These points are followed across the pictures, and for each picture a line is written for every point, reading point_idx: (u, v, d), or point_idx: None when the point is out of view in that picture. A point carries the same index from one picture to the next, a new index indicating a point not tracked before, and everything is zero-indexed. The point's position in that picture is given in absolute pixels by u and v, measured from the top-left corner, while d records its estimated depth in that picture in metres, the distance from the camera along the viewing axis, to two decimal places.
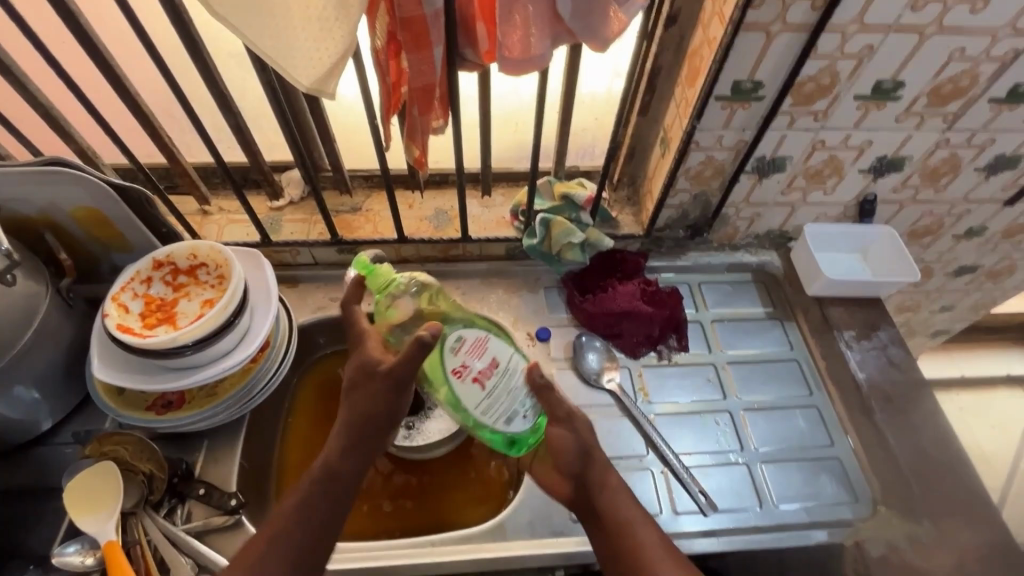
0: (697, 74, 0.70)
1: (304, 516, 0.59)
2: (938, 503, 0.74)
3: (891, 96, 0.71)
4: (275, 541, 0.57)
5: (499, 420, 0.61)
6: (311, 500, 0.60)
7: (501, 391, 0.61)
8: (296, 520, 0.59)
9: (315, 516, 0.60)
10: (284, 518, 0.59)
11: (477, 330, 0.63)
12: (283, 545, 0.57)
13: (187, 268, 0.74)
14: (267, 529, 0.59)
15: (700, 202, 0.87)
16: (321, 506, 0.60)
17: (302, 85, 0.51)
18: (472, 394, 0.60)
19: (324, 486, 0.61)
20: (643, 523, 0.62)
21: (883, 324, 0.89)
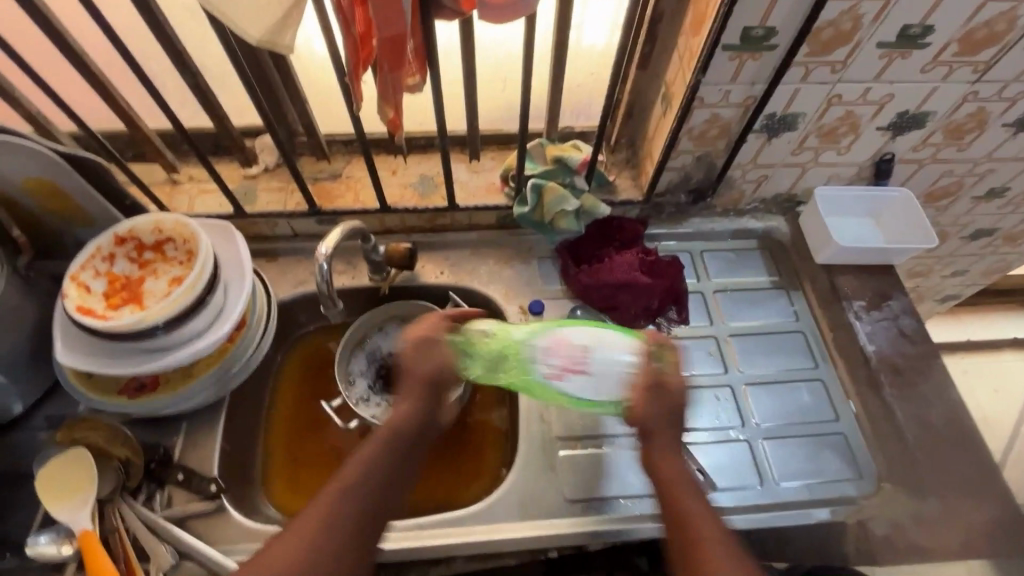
0: (703, 20, 0.63)
1: (369, 479, 0.54)
2: (946, 480, 0.71)
3: (918, 43, 0.64)
4: (334, 512, 0.51)
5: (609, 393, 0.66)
6: (376, 458, 0.55)
7: (602, 364, 0.62)
8: (361, 478, 0.53)
9: (371, 475, 0.54)
10: (348, 480, 0.53)
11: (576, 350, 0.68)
12: (350, 509, 0.52)
13: (153, 243, 0.69)
14: (316, 505, 0.52)
15: (704, 164, 0.81)
16: (378, 462, 0.55)
17: (252, 39, 0.45)
18: (579, 385, 0.62)
19: (392, 447, 0.56)
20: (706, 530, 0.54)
21: (895, 293, 0.84)
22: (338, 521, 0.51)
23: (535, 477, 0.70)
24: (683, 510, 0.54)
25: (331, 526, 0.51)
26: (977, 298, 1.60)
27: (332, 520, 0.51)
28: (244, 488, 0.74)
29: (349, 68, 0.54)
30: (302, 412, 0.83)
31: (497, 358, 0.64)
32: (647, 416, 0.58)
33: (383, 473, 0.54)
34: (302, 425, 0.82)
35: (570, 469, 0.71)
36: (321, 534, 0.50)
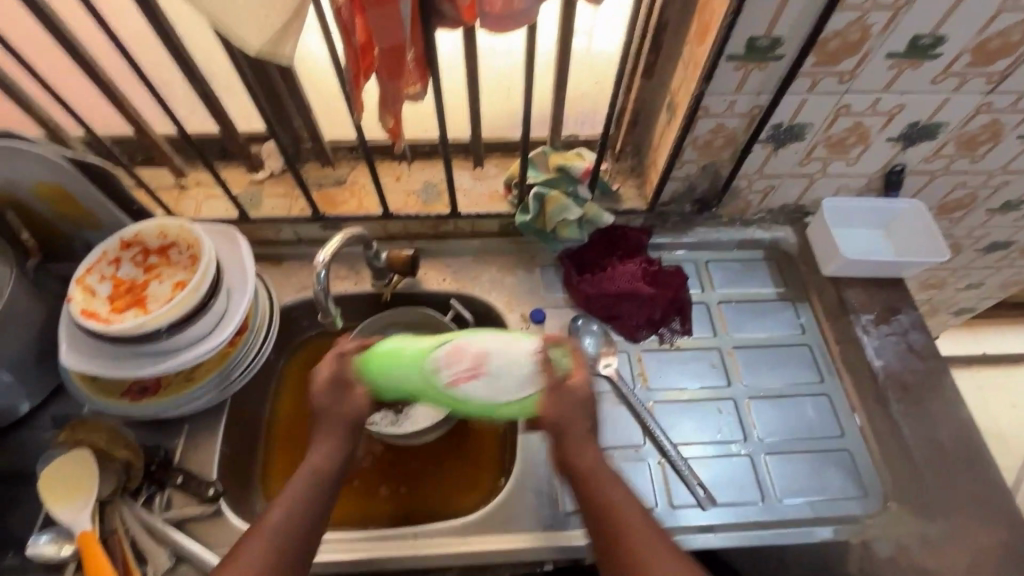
0: (707, 30, 0.62)
1: (304, 515, 0.54)
2: (955, 501, 0.69)
3: (929, 54, 0.63)
4: (260, 550, 0.51)
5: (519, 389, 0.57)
6: (293, 505, 0.54)
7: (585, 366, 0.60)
8: (288, 525, 0.53)
9: (286, 518, 0.53)
10: (275, 525, 0.53)
11: (445, 342, 0.59)
12: (255, 557, 0.51)
13: (158, 248, 0.70)
14: (256, 531, 0.53)
15: (709, 174, 0.80)
16: (302, 504, 0.54)
17: (251, 50, 0.45)
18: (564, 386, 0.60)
19: (301, 491, 0.55)
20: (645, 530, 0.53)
21: (905, 307, 0.82)
22: (269, 544, 0.52)
23: (534, 487, 0.70)
24: (626, 525, 0.53)
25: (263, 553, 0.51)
26: (993, 311, 1.56)
27: (245, 554, 0.51)
28: (243, 492, 0.75)
29: (349, 77, 0.54)
30: (302, 416, 0.83)
31: (410, 372, 0.58)
32: (556, 417, 0.56)
33: (291, 513, 0.54)
34: (303, 429, 0.83)
35: None
36: (254, 563, 0.51)
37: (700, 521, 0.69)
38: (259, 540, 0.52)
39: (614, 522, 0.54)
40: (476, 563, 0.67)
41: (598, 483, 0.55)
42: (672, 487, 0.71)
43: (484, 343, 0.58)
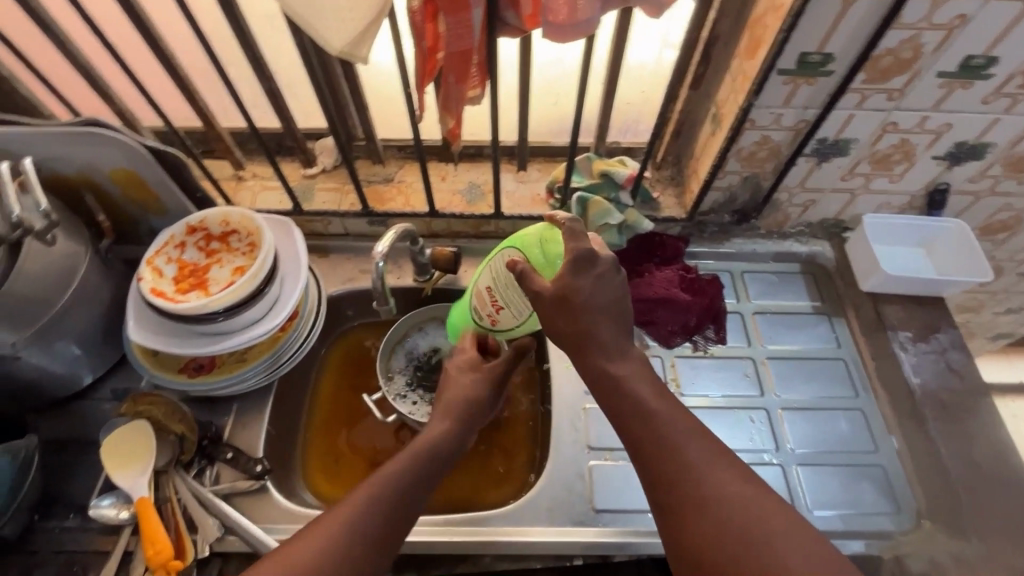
0: (760, 44, 0.64)
1: (388, 521, 0.51)
2: (992, 523, 0.69)
3: (981, 74, 0.63)
4: (343, 531, 0.49)
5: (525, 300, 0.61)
6: (376, 513, 0.51)
7: (505, 291, 0.62)
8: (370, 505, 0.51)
9: (374, 521, 0.51)
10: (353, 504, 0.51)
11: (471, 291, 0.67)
12: (333, 558, 0.47)
13: (220, 234, 0.74)
14: (335, 511, 0.50)
15: (750, 185, 0.81)
16: (381, 509, 0.51)
17: (334, 50, 0.48)
18: (510, 316, 0.64)
19: (382, 493, 0.52)
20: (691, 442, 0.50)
21: (944, 326, 0.82)
22: (353, 547, 0.48)
23: (566, 484, 0.72)
24: (679, 454, 0.49)
25: (336, 560, 0.47)
26: None
27: (326, 557, 0.47)
28: (285, 472, 0.78)
29: (415, 79, 0.57)
30: (343, 403, 0.87)
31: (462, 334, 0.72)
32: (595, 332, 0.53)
33: (380, 519, 0.51)
34: (342, 416, 0.86)
35: (601, 480, 0.72)
36: (335, 540, 0.48)
37: None
38: (332, 543, 0.48)
39: (651, 450, 0.50)
40: (508, 553, 0.68)
41: (645, 418, 0.51)
42: None
43: (484, 282, 0.64)
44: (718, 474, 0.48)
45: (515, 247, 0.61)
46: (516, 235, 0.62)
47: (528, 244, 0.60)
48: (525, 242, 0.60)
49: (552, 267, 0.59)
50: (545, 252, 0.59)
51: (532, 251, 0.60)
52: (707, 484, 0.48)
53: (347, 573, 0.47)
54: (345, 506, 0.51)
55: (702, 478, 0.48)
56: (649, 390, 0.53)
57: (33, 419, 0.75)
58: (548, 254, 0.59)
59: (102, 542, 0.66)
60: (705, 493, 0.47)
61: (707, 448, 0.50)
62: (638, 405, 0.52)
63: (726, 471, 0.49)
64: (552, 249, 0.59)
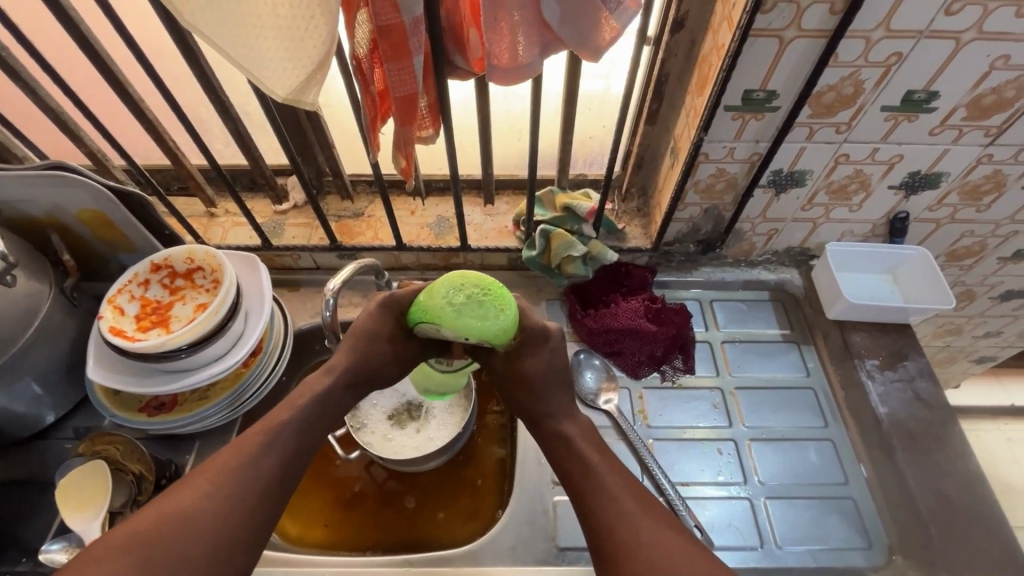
0: (706, 82, 0.65)
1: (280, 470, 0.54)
2: (964, 557, 0.66)
3: (924, 107, 0.64)
4: (195, 516, 0.49)
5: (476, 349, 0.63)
6: (270, 458, 0.54)
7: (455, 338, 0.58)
8: (222, 497, 0.50)
9: (261, 473, 0.53)
10: (213, 489, 0.51)
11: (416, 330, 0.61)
12: (218, 503, 0.50)
13: (184, 272, 0.74)
14: (196, 491, 0.50)
15: (712, 216, 0.82)
16: (270, 458, 0.54)
17: (278, 97, 0.49)
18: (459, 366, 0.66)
19: (278, 441, 0.55)
20: (626, 494, 0.55)
21: (912, 353, 0.81)
22: (242, 494, 0.51)
23: (528, 520, 0.70)
24: (617, 504, 0.54)
25: (224, 507, 0.50)
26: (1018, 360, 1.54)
27: (208, 504, 0.50)
28: None
29: (367, 121, 0.58)
30: None
31: (437, 385, 0.71)
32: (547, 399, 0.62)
33: (268, 469, 0.53)
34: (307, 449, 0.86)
35: (567, 516, 0.71)
36: (187, 528, 0.48)
37: None
38: (216, 492, 0.50)
39: (589, 502, 0.55)
40: None
41: (591, 472, 0.57)
42: None
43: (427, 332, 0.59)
44: (649, 525, 0.52)
45: (437, 314, 0.54)
46: (431, 302, 0.55)
47: (458, 315, 0.53)
48: (451, 312, 0.53)
49: (510, 321, 0.54)
50: (488, 309, 0.53)
51: (465, 316, 0.53)
52: (638, 531, 0.52)
53: (231, 517, 0.50)
54: (236, 454, 0.53)
55: (636, 526, 0.52)
56: (594, 452, 0.59)
57: None
58: (496, 312, 0.53)
59: None
60: (633, 537, 0.51)
61: (641, 501, 0.54)
62: (580, 459, 0.58)
63: (658, 522, 0.53)
64: (493, 299, 0.53)
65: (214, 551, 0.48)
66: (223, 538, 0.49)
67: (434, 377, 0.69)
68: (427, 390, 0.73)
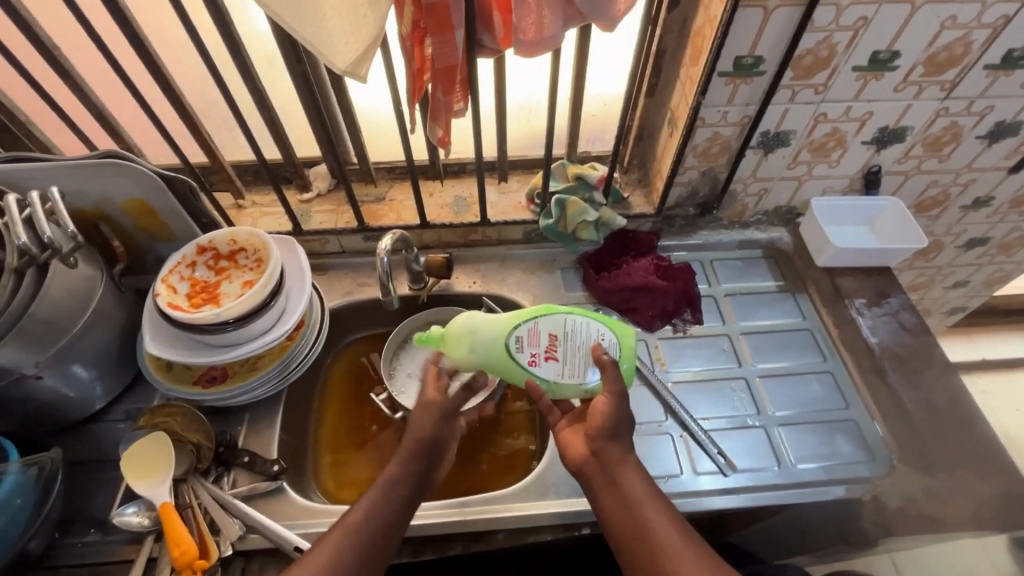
0: (700, 53, 0.74)
1: (399, 501, 0.63)
2: (954, 457, 0.75)
3: (888, 66, 0.74)
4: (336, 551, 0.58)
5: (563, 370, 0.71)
6: (400, 471, 0.65)
7: (572, 354, 0.72)
8: (360, 525, 0.60)
9: (386, 509, 0.62)
10: (349, 524, 0.60)
11: (528, 321, 0.72)
12: (380, 514, 0.61)
13: (228, 253, 0.79)
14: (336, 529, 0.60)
15: (708, 179, 0.91)
16: (387, 497, 0.63)
17: (338, 69, 0.56)
18: (544, 372, 0.71)
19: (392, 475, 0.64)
20: (651, 504, 0.62)
21: (894, 291, 0.90)
22: (370, 527, 0.60)
23: None
24: (643, 510, 0.61)
25: (357, 538, 0.59)
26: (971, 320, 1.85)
27: (341, 539, 0.59)
28: (299, 479, 0.81)
29: (406, 96, 0.65)
30: (349, 412, 0.92)
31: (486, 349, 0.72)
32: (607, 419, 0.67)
33: (392, 506, 0.62)
34: (348, 419, 0.92)
35: None
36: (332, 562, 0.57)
37: (722, 485, 0.75)
38: (349, 529, 0.59)
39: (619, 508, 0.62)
40: (518, 528, 0.73)
41: (617, 480, 0.64)
42: (695, 457, 0.78)
43: (550, 329, 0.72)
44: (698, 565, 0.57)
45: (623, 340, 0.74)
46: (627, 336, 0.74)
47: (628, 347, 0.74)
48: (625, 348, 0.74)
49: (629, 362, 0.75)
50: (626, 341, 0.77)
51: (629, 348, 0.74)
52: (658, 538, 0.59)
53: (364, 546, 0.59)
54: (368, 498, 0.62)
55: (658, 532, 0.60)
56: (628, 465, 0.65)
57: (51, 445, 0.77)
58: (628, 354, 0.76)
59: (125, 552, 0.68)
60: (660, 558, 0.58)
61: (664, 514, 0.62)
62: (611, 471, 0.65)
63: (705, 565, 0.57)
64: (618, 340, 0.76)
65: (374, 556, 0.59)
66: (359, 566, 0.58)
67: (483, 348, 0.72)
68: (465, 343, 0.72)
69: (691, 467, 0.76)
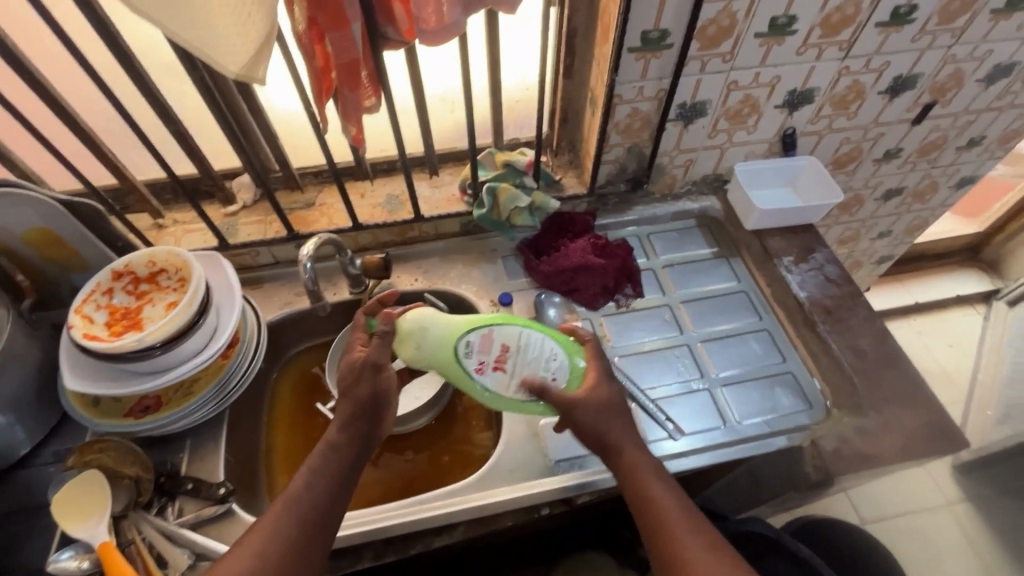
0: (608, 30, 0.75)
1: (341, 470, 0.63)
2: (883, 395, 0.79)
3: (787, 30, 0.77)
4: (279, 527, 0.58)
5: (509, 381, 0.70)
6: (343, 437, 0.65)
7: (522, 366, 0.69)
8: (303, 497, 0.60)
9: (325, 480, 0.62)
10: (294, 497, 0.60)
11: (480, 328, 0.69)
12: (320, 483, 0.61)
13: (147, 275, 0.75)
14: (278, 505, 0.60)
15: (635, 154, 0.92)
16: (328, 470, 0.62)
17: (231, 74, 0.54)
18: (490, 380, 0.70)
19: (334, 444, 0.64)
20: (671, 501, 0.61)
21: (819, 247, 0.95)
22: (310, 499, 0.60)
23: (521, 443, 0.77)
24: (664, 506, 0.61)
25: (297, 511, 0.59)
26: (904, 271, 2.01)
27: (285, 515, 0.58)
28: (252, 499, 0.79)
29: (314, 95, 0.63)
30: (302, 425, 0.91)
31: (435, 353, 0.69)
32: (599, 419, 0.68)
33: (330, 477, 0.62)
34: (299, 433, 0.90)
35: (552, 433, 0.77)
36: (271, 536, 0.57)
37: (674, 450, 0.77)
38: (291, 506, 0.59)
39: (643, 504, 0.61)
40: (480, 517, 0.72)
41: (636, 479, 0.63)
42: (645, 426, 0.79)
43: (504, 339, 0.69)
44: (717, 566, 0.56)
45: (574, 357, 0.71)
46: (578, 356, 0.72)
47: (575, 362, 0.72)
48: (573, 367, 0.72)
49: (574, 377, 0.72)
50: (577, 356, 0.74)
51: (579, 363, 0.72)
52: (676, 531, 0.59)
53: (302, 521, 0.59)
54: (313, 469, 0.62)
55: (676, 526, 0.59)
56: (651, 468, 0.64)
57: None
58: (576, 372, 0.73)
59: None
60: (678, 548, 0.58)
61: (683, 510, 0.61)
62: (636, 471, 0.64)
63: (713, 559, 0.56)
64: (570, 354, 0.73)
65: (316, 525, 0.59)
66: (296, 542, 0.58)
67: (432, 350, 0.69)
68: (415, 341, 0.69)
69: (642, 436, 0.78)
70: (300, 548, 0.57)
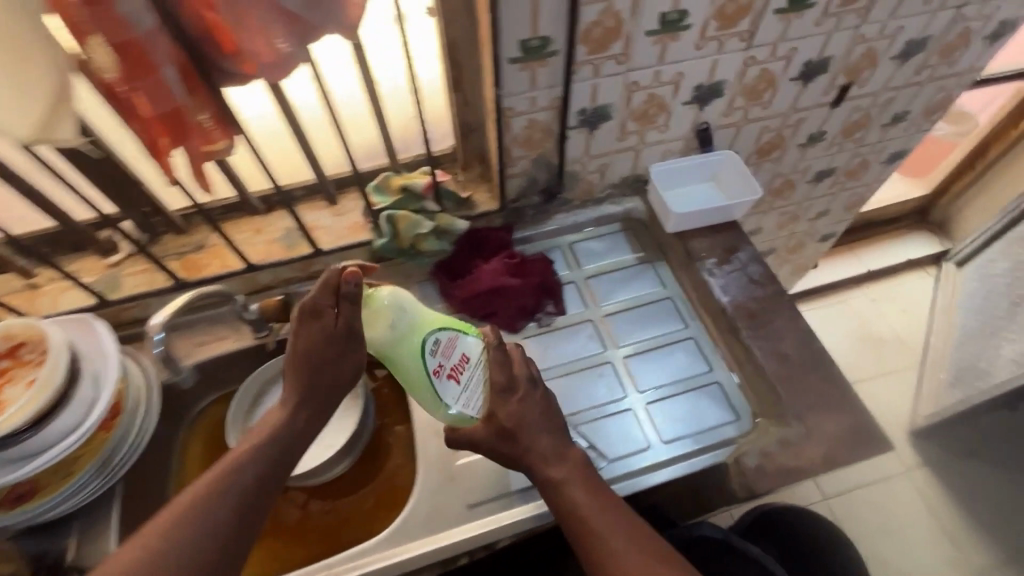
0: (486, 40, 0.69)
1: (277, 457, 0.61)
2: (805, 401, 0.77)
3: (680, 26, 0.72)
4: (200, 511, 0.53)
5: (452, 394, 0.67)
6: (289, 418, 0.63)
7: (472, 382, 0.69)
8: (235, 478, 0.57)
9: (259, 466, 0.59)
10: (223, 480, 0.56)
11: (451, 331, 0.68)
12: (255, 467, 0.58)
13: (5, 351, 0.68)
14: (201, 486, 0.55)
15: (543, 165, 0.87)
16: (264, 456, 0.60)
17: (22, 140, 0.47)
18: (443, 386, 0.66)
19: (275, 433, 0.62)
20: (609, 514, 0.62)
21: (742, 245, 0.91)
22: (243, 483, 0.57)
23: (436, 490, 0.73)
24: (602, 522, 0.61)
25: (228, 496, 0.55)
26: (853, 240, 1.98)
27: (214, 500, 0.54)
28: None
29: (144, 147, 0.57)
30: None
31: (400, 340, 0.66)
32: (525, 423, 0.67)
33: (263, 464, 0.59)
34: None
35: (467, 476, 0.74)
36: (192, 519, 0.53)
37: None
38: (222, 492, 0.55)
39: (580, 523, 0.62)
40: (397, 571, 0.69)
41: (568, 502, 0.63)
42: None
43: (469, 350, 0.69)
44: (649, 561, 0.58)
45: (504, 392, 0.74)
46: None
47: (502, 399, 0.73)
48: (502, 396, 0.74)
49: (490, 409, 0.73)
50: None
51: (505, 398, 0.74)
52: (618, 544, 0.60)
53: (231, 507, 0.55)
54: (254, 453, 0.60)
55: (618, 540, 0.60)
56: (583, 487, 0.64)
57: None
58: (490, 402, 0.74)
59: None
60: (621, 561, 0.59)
61: (623, 523, 0.62)
62: (570, 493, 0.63)
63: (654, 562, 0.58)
64: None
65: (242, 511, 0.55)
66: (219, 528, 0.53)
67: (402, 338, 0.65)
68: (385, 319, 0.66)
69: None
70: (221, 534, 0.53)
